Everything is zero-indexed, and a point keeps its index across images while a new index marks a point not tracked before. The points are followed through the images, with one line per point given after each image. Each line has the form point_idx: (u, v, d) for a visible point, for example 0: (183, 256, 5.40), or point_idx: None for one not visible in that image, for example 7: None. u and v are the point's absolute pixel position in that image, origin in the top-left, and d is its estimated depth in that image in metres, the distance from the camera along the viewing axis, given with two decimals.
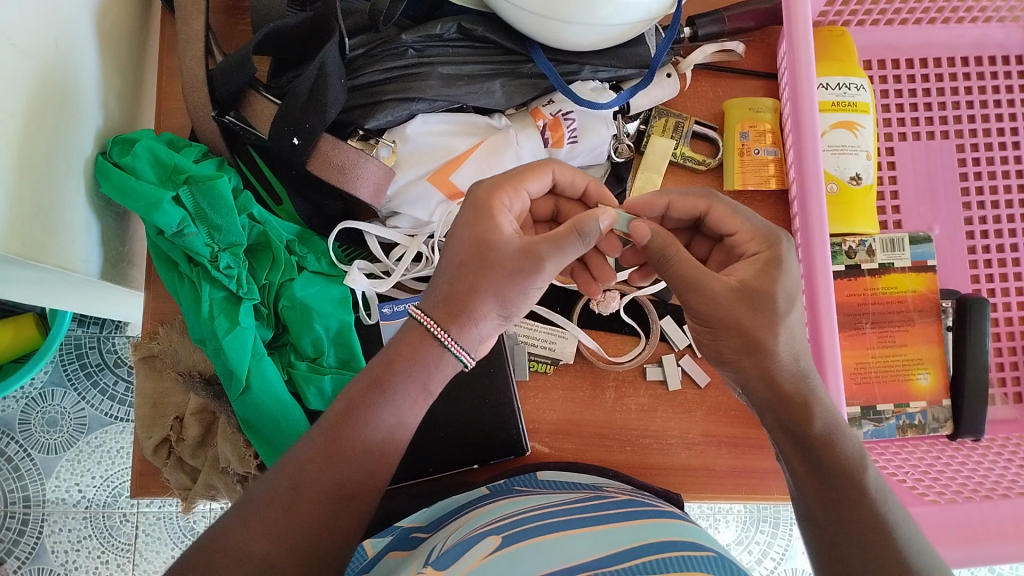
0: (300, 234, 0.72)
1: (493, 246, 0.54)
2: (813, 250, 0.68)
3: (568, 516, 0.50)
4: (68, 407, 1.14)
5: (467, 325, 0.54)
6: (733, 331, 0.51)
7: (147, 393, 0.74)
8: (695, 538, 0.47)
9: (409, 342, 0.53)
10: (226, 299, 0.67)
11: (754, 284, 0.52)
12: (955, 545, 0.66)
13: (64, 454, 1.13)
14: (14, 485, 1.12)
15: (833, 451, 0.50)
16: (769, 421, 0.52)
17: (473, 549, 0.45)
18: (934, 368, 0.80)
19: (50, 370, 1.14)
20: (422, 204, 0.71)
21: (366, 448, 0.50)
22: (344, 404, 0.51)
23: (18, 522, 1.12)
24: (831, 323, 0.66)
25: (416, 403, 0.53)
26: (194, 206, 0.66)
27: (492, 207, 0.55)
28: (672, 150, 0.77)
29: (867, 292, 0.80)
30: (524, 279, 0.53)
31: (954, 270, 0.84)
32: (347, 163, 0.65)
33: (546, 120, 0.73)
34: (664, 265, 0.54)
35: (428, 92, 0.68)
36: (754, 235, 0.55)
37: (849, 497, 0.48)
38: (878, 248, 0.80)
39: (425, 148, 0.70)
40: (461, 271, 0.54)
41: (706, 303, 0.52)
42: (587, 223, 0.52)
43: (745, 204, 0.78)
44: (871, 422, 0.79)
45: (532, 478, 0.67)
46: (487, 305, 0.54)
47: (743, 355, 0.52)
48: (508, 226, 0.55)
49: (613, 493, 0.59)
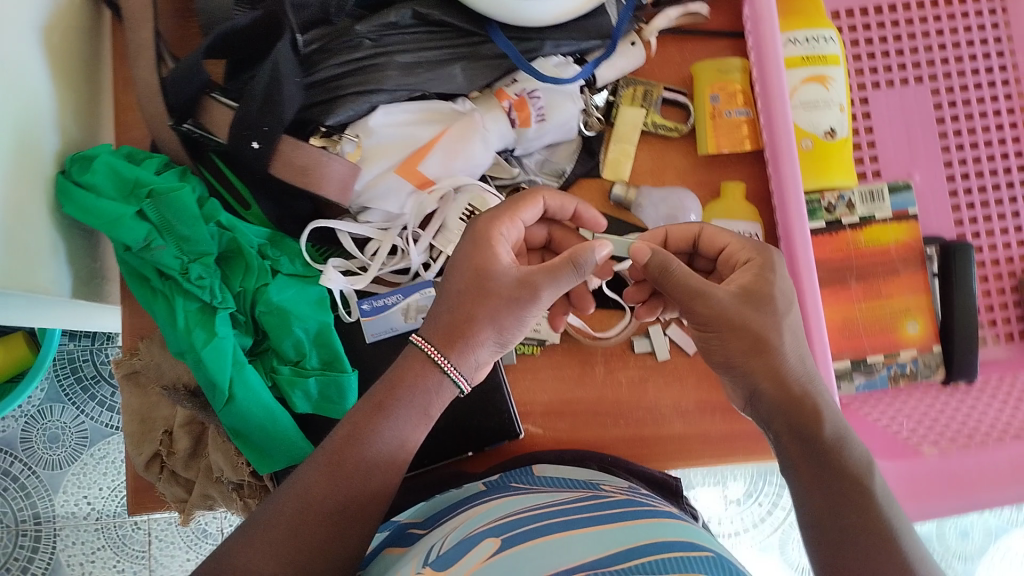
0: (271, 236, 0.70)
1: (488, 276, 0.56)
2: (794, 232, 0.68)
3: (572, 517, 0.49)
4: (68, 422, 1.13)
5: (466, 350, 0.56)
6: (742, 331, 0.53)
7: (134, 409, 0.73)
8: (694, 538, 0.46)
9: (411, 367, 0.56)
10: (201, 310, 0.66)
11: (754, 287, 0.54)
12: (953, 493, 0.70)
13: (69, 468, 1.13)
14: (23, 503, 1.12)
15: (843, 455, 0.50)
16: (778, 424, 0.52)
17: (472, 552, 0.45)
18: (923, 315, 0.77)
19: (46, 387, 1.13)
20: (393, 196, 0.69)
21: (366, 475, 0.52)
22: (346, 427, 0.54)
23: (31, 540, 1.12)
24: (814, 292, 0.66)
25: (418, 426, 0.55)
26: (159, 219, 0.64)
27: (487, 237, 0.58)
28: (643, 120, 0.76)
29: (849, 246, 0.77)
30: (521, 306, 0.56)
31: (936, 217, 0.83)
32: (311, 163, 0.63)
33: (512, 100, 0.71)
34: (664, 282, 0.54)
35: (388, 82, 0.67)
36: (745, 244, 0.58)
37: (853, 499, 0.48)
38: (857, 201, 0.77)
39: (391, 139, 0.69)
40: (459, 299, 0.56)
41: (710, 310, 0.53)
42: (583, 256, 0.54)
43: (721, 166, 0.78)
44: (862, 375, 0.76)
45: (528, 473, 0.65)
46: (486, 332, 0.56)
47: (753, 357, 0.53)
48: (506, 255, 0.58)
49: (612, 492, 0.58)
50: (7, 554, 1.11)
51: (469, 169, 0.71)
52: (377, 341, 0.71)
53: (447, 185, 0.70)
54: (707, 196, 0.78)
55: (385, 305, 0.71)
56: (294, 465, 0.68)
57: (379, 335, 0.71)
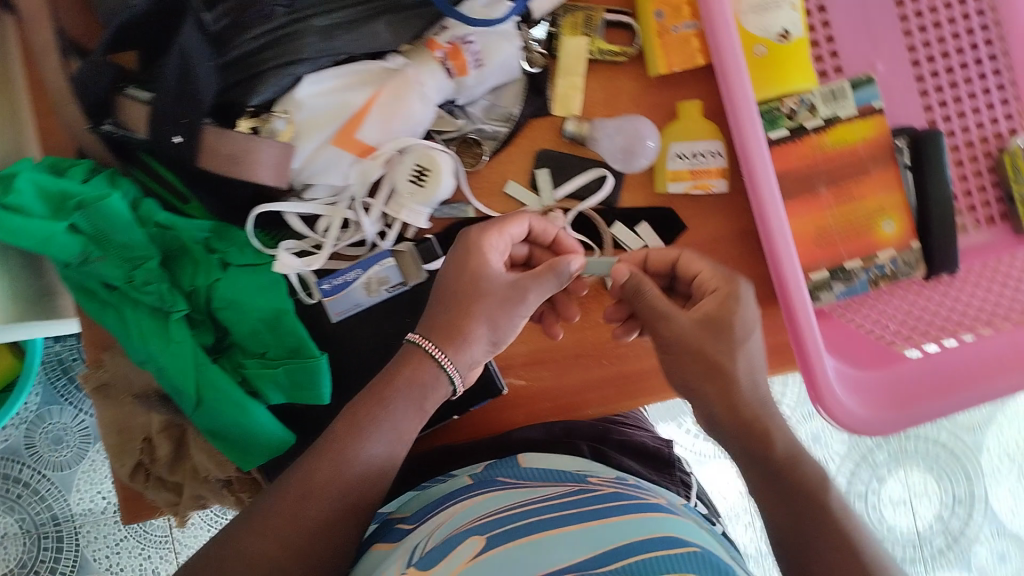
0: (215, 228, 0.67)
1: (473, 282, 0.60)
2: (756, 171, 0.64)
3: (559, 512, 0.49)
4: (69, 422, 1.13)
5: (462, 347, 0.60)
6: (697, 357, 0.59)
7: (108, 421, 0.71)
8: (681, 534, 0.45)
9: (407, 364, 0.60)
10: (153, 317, 0.64)
11: (716, 316, 0.60)
12: (944, 394, 0.67)
13: (78, 466, 1.13)
14: (39, 507, 1.12)
15: (797, 472, 0.58)
16: (735, 448, 0.60)
17: (456, 551, 0.45)
18: (897, 213, 0.74)
19: (39, 391, 1.12)
20: (334, 169, 0.67)
21: (367, 462, 0.56)
22: (347, 418, 0.57)
23: (54, 540, 1.12)
24: (789, 250, 0.64)
25: (414, 418, 0.59)
26: (93, 230, 0.61)
27: (472, 247, 0.61)
28: (586, 49, 0.71)
29: (815, 150, 0.73)
30: (510, 307, 0.61)
31: (904, 105, 0.79)
32: (238, 151, 0.60)
33: (444, 49, 0.67)
34: (636, 300, 0.60)
35: (309, 50, 0.63)
36: (715, 274, 0.62)
37: (813, 512, 0.57)
38: (819, 102, 0.72)
39: (323, 110, 0.65)
40: (454, 299, 0.60)
41: (672, 331, 0.60)
42: (561, 264, 0.60)
43: (675, 84, 0.74)
44: (841, 283, 0.73)
45: (512, 466, 0.62)
46: (479, 327, 0.60)
47: (706, 381, 0.59)
48: (495, 261, 0.62)
49: (599, 486, 0.56)
50: (33, 558, 1.12)
51: (411, 129, 0.67)
52: (343, 318, 0.70)
53: (390, 149, 0.67)
54: (662, 119, 0.74)
55: (345, 282, 0.69)
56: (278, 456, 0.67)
57: (345, 313, 0.69)
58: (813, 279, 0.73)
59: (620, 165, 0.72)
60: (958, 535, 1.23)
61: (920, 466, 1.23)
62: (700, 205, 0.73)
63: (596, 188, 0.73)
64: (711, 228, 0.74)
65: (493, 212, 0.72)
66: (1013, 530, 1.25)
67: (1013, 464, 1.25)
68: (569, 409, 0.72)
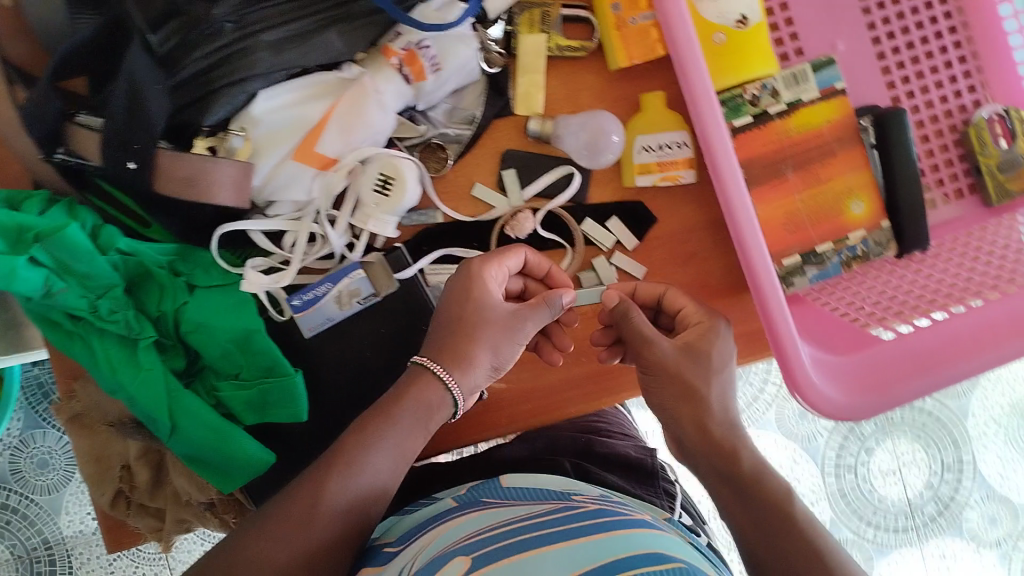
0: (179, 250, 0.66)
1: (471, 307, 0.62)
2: (720, 164, 0.60)
3: (548, 528, 0.49)
4: (54, 445, 1.11)
5: (467, 369, 0.62)
6: (674, 380, 0.60)
7: (85, 450, 0.71)
8: (663, 550, 0.45)
9: (413, 384, 0.61)
10: (122, 345, 0.64)
11: (695, 343, 0.61)
12: (923, 371, 0.63)
13: (66, 488, 1.11)
14: (29, 532, 1.11)
15: (764, 490, 0.58)
16: (704, 466, 0.60)
17: (444, 569, 0.46)
18: (866, 193, 0.74)
19: (22, 416, 1.11)
20: (297, 183, 0.66)
21: (370, 475, 0.58)
22: (355, 430, 0.59)
23: (47, 564, 1.11)
24: (755, 237, 0.61)
25: (416, 437, 0.60)
26: (55, 261, 0.60)
27: (472, 278, 0.62)
28: (546, 46, 0.70)
29: (780, 136, 0.72)
30: (512, 333, 0.63)
31: (868, 84, 0.78)
32: (195, 173, 0.60)
33: (400, 56, 0.65)
34: (624, 324, 0.62)
35: (260, 66, 0.62)
36: (699, 310, 0.63)
37: (780, 525, 0.56)
38: (781, 87, 0.72)
39: (280, 124, 0.64)
40: (456, 323, 0.62)
41: (652, 357, 0.61)
42: (553, 294, 0.63)
43: (636, 77, 0.72)
44: (814, 267, 0.73)
45: (494, 486, 0.60)
46: (482, 353, 0.62)
47: (680, 402, 0.60)
48: (493, 289, 0.63)
49: (582, 501, 0.55)
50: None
51: (371, 137, 0.66)
52: (316, 333, 0.69)
53: (351, 160, 0.66)
54: (626, 112, 0.72)
55: (315, 296, 0.68)
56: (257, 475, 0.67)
57: (318, 327, 0.69)
58: (785, 265, 0.72)
59: (586, 162, 0.72)
60: (948, 502, 1.24)
61: (907, 435, 1.24)
62: (670, 196, 0.73)
63: (564, 186, 0.72)
64: (682, 217, 0.73)
65: (461, 215, 0.71)
66: (1002, 493, 1.26)
67: (999, 429, 1.26)
68: (549, 409, 0.72)
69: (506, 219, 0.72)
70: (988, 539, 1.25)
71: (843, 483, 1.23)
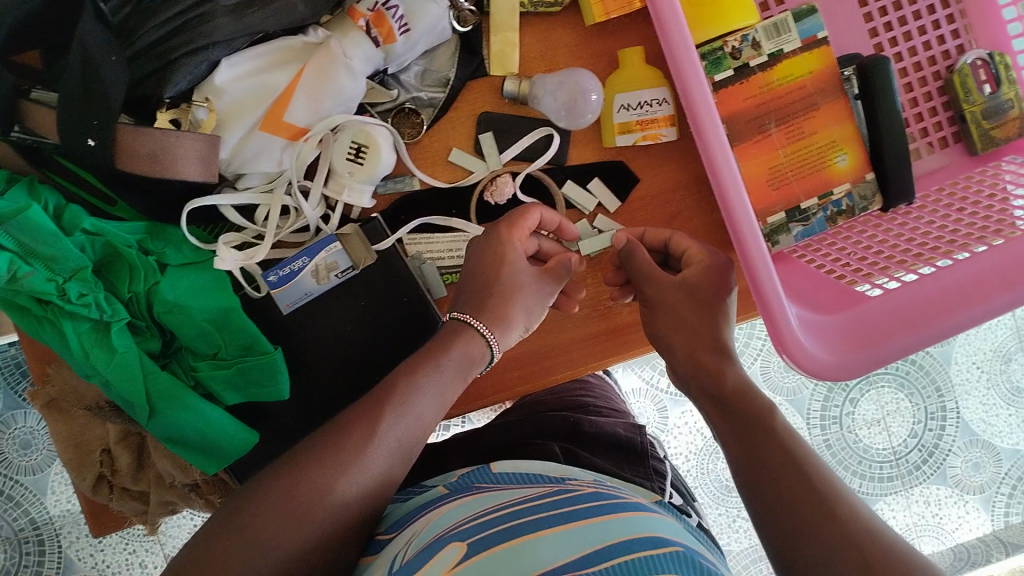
0: (148, 228, 0.65)
1: (506, 272, 0.62)
2: (699, 114, 0.58)
3: (543, 511, 0.48)
4: (35, 426, 1.10)
5: (506, 330, 0.62)
6: (669, 311, 0.60)
7: (64, 437, 0.70)
8: (663, 533, 0.46)
9: (455, 333, 0.61)
10: (94, 329, 0.62)
11: (695, 280, 0.60)
12: (909, 330, 0.62)
13: (50, 468, 1.10)
14: (16, 513, 1.10)
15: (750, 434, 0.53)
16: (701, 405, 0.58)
17: (439, 556, 0.45)
18: (850, 145, 0.71)
19: (0, 397, 1.09)
20: (266, 154, 0.64)
21: (417, 419, 0.57)
22: (404, 373, 0.58)
23: (35, 544, 1.10)
24: (740, 195, 0.59)
25: (456, 383, 0.59)
26: (18, 244, 0.58)
27: (500, 244, 0.62)
28: (519, 1, 0.67)
29: (762, 89, 0.70)
30: (544, 294, 0.63)
31: (850, 32, 0.76)
32: (159, 148, 0.58)
33: (367, 18, 0.62)
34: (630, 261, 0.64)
35: (219, 33, 0.59)
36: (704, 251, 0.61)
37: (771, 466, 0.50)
38: (762, 39, 0.69)
39: (245, 94, 0.62)
40: (489, 282, 0.62)
41: (654, 289, 0.61)
42: (564, 264, 0.63)
43: (613, 32, 0.69)
44: (798, 224, 0.72)
45: (485, 472, 0.60)
46: (518, 313, 0.62)
47: (675, 329, 0.60)
48: (519, 250, 0.63)
49: (578, 485, 0.55)
50: (16, 564, 1.10)
51: (342, 104, 0.64)
52: (295, 310, 0.68)
53: (321, 129, 0.64)
54: (605, 70, 0.70)
55: (291, 272, 0.66)
56: (242, 454, 0.67)
57: (295, 303, 0.67)
58: (770, 222, 0.72)
59: (565, 122, 0.68)
60: (932, 448, 1.25)
61: (892, 385, 1.25)
62: (653, 155, 0.71)
63: (543, 148, 0.70)
64: (664, 175, 0.71)
65: (439, 181, 0.70)
66: (985, 439, 1.26)
67: (982, 376, 1.27)
68: (535, 376, 0.71)
69: (485, 184, 0.70)
70: (972, 484, 1.26)
71: (828, 434, 1.24)
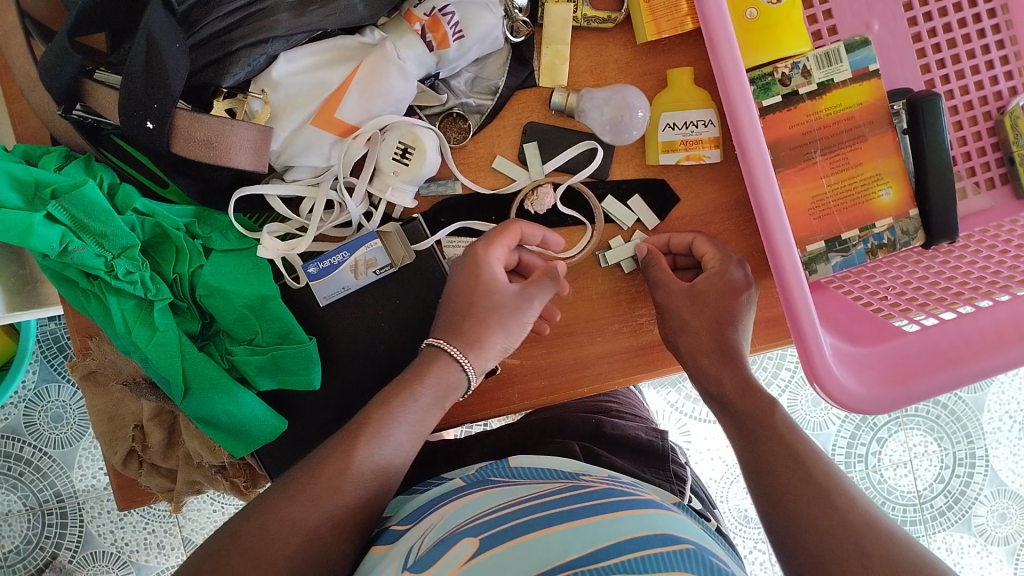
0: (196, 213, 0.66)
1: (482, 294, 0.63)
2: (744, 139, 0.58)
3: (558, 507, 0.49)
4: (67, 400, 1.13)
5: (481, 350, 0.63)
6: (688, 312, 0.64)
7: (101, 407, 0.73)
8: (673, 531, 0.46)
9: (428, 360, 0.62)
10: (138, 306, 0.64)
11: (699, 288, 0.64)
12: (945, 367, 0.62)
13: (79, 443, 1.13)
14: (42, 484, 1.12)
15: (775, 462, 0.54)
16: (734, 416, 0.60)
17: (452, 551, 0.46)
18: (896, 180, 0.71)
19: (37, 368, 1.12)
20: (315, 149, 0.66)
21: (395, 449, 0.58)
22: (378, 405, 0.59)
23: (58, 517, 1.12)
24: (780, 219, 0.59)
25: (432, 408, 0.61)
26: (71, 219, 0.60)
27: (477, 264, 0.63)
28: (571, 16, 0.68)
29: (810, 118, 0.70)
30: (520, 315, 0.63)
31: (901, 66, 0.76)
32: (214, 135, 0.59)
33: (423, 22, 0.64)
34: (653, 263, 0.67)
35: (280, 28, 0.62)
36: (711, 251, 0.66)
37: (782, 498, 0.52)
38: (813, 67, 0.69)
39: (301, 89, 0.64)
40: (465, 307, 0.63)
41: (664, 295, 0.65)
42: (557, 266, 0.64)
43: (663, 52, 0.70)
44: (838, 255, 0.71)
45: (502, 466, 0.60)
46: (495, 335, 0.63)
47: (682, 332, 0.64)
48: (496, 273, 0.63)
49: (591, 481, 0.55)
50: (38, 535, 1.12)
51: (392, 105, 0.65)
52: (331, 303, 0.69)
53: (370, 128, 0.65)
54: (652, 88, 0.71)
55: (331, 265, 0.67)
56: (272, 440, 0.68)
57: (332, 296, 0.68)
58: (809, 250, 0.71)
59: (609, 137, 0.69)
60: (959, 496, 1.23)
61: (920, 427, 1.23)
62: (695, 175, 0.71)
63: (586, 161, 0.71)
64: (704, 197, 0.71)
65: (481, 187, 0.70)
66: (1013, 489, 1.24)
67: (1015, 425, 1.24)
68: (564, 387, 0.71)
69: (527, 193, 0.71)
70: (997, 535, 1.23)
71: (852, 472, 1.22)
